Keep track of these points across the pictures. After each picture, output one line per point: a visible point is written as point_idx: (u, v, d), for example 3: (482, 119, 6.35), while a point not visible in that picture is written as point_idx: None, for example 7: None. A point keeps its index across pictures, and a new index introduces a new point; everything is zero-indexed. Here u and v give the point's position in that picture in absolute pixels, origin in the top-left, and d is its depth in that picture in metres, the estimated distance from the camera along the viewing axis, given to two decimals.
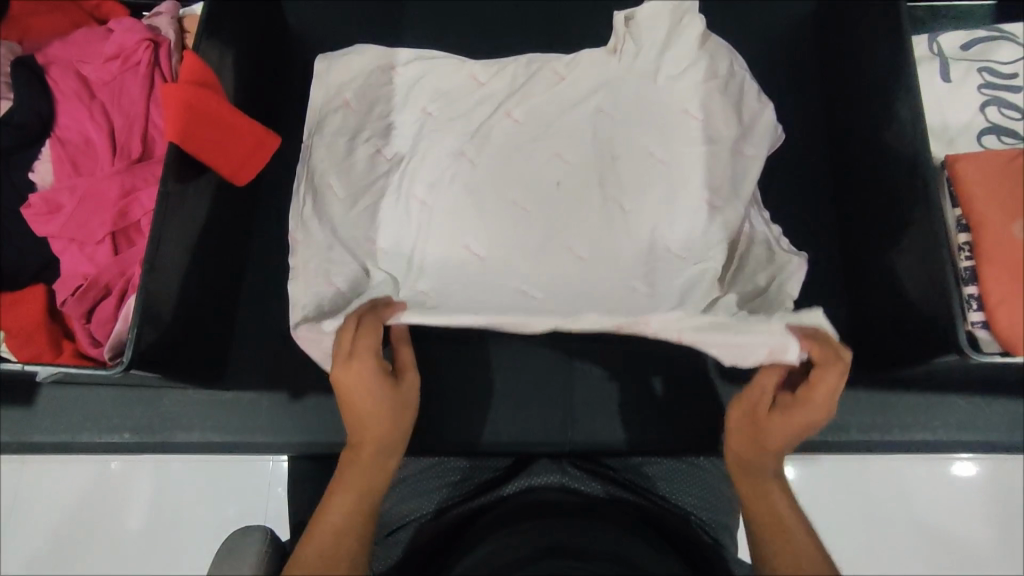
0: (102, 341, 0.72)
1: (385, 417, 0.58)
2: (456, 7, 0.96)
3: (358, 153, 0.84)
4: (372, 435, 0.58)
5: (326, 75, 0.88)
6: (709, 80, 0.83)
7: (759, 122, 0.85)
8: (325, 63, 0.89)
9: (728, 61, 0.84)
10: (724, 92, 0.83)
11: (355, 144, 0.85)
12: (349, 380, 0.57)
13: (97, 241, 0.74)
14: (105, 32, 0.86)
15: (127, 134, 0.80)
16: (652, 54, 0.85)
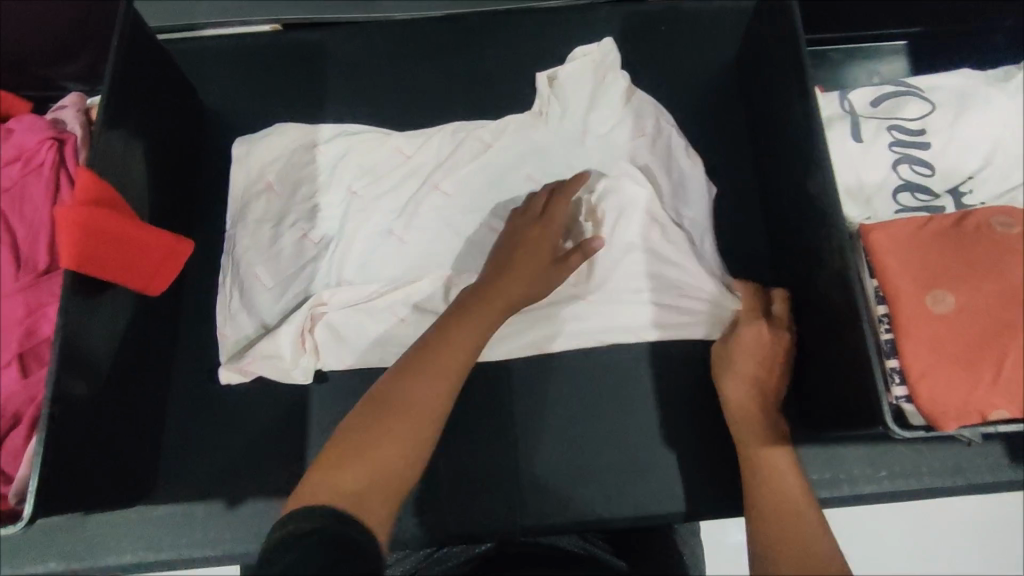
0: (12, 474, 0.67)
1: (537, 280, 0.72)
2: (378, 77, 0.95)
3: (284, 240, 0.82)
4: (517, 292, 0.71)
5: (246, 159, 0.86)
6: (638, 140, 0.85)
7: (689, 178, 0.86)
8: (244, 147, 0.86)
9: (654, 117, 0.86)
10: (652, 150, 0.85)
11: (280, 232, 0.82)
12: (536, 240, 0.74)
13: (4, 364, 0.70)
14: (4, 130, 0.82)
15: (32, 243, 0.76)
16: (578, 116, 0.85)
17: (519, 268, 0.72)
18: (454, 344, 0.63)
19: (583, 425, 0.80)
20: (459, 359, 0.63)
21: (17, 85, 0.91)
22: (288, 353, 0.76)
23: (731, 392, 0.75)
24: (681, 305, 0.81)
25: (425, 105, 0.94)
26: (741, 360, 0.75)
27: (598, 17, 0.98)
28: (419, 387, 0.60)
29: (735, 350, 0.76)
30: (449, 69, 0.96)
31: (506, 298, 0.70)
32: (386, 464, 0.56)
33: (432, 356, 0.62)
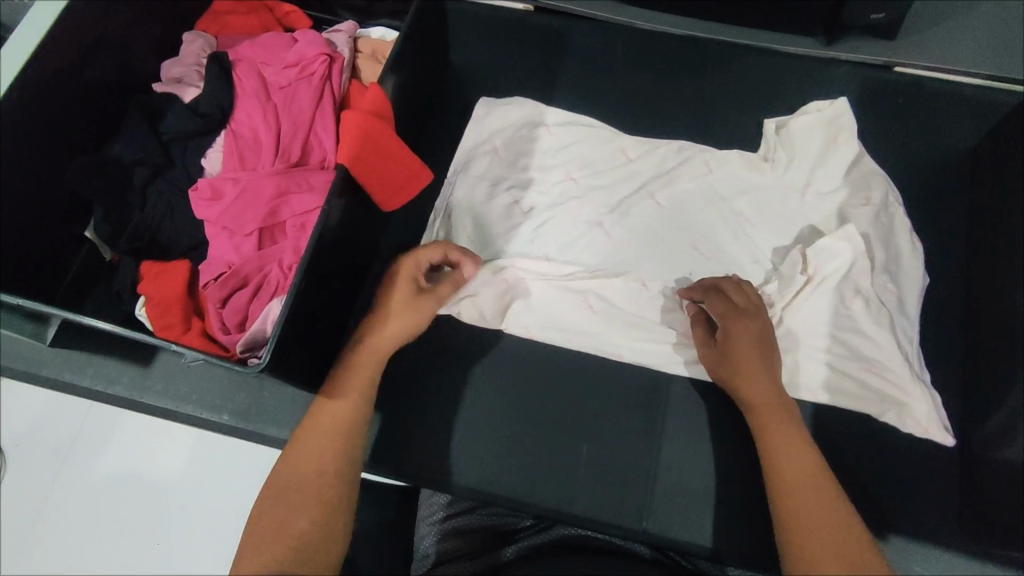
0: (230, 329, 0.76)
1: (403, 315, 0.69)
2: (612, 78, 1.00)
3: (497, 200, 0.88)
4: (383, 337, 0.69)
5: (483, 120, 0.92)
6: (860, 208, 0.84)
7: (903, 257, 0.83)
8: (484, 109, 0.93)
9: (882, 189, 0.85)
10: (875, 221, 0.83)
11: (496, 191, 0.88)
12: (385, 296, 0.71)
13: (246, 234, 0.78)
14: (290, 40, 0.93)
15: (291, 138, 0.85)
16: (805, 168, 0.87)
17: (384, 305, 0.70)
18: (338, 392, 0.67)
19: (729, 455, 0.78)
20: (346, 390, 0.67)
21: (304, 6, 1.03)
22: (484, 296, 0.82)
23: (742, 394, 0.71)
24: (866, 379, 0.78)
25: (647, 114, 0.98)
26: (746, 358, 0.71)
27: (837, 75, 0.98)
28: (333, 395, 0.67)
29: (730, 352, 0.72)
30: (677, 87, 0.99)
31: (385, 347, 0.69)
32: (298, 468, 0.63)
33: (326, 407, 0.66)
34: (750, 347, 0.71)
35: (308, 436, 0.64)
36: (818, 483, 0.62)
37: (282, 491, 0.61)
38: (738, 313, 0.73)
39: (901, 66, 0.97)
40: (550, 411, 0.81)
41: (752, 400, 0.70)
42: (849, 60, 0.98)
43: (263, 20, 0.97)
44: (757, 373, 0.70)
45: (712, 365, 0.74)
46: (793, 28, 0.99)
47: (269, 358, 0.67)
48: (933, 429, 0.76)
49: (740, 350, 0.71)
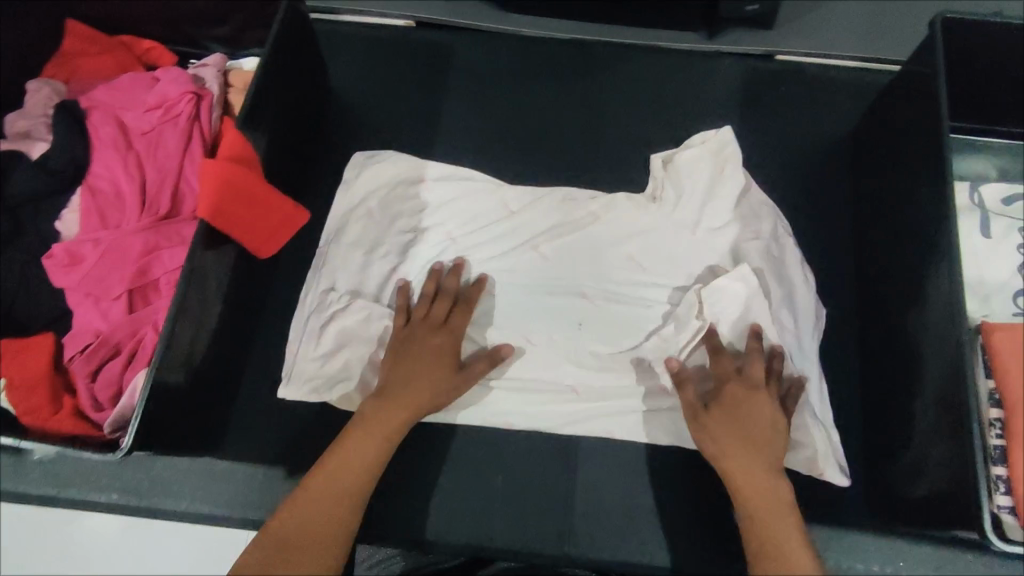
0: (104, 404, 0.70)
1: (443, 388, 0.74)
2: (501, 88, 0.98)
3: (374, 270, 0.84)
4: (413, 402, 0.72)
5: (354, 183, 0.89)
6: (751, 242, 0.85)
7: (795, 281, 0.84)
8: (355, 171, 0.90)
9: (771, 222, 0.86)
10: (765, 255, 0.84)
11: (371, 259, 0.85)
12: (425, 355, 0.74)
13: (114, 298, 0.73)
14: (151, 80, 0.87)
15: (159, 189, 0.79)
16: (693, 191, 0.87)
17: (417, 376, 0.73)
18: (361, 444, 0.69)
19: (640, 464, 0.80)
20: (377, 446, 0.70)
21: (166, 39, 0.96)
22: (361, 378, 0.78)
23: (727, 470, 0.68)
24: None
25: (538, 124, 0.96)
26: (735, 434, 0.69)
27: (721, 67, 0.99)
28: (360, 451, 0.69)
29: (721, 423, 0.69)
30: (566, 94, 0.98)
31: (412, 412, 0.72)
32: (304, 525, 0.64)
33: (346, 457, 0.68)
34: (745, 425, 0.69)
35: (324, 493, 0.66)
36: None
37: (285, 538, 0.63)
38: (738, 385, 0.71)
39: (783, 55, 0.98)
40: (461, 445, 0.81)
41: (737, 478, 0.68)
42: (732, 53, 0.99)
43: (119, 60, 0.90)
44: (739, 456, 0.68)
45: (694, 430, 0.71)
46: (674, 24, 0.99)
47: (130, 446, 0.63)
48: (821, 464, 0.74)
49: (735, 426, 0.69)
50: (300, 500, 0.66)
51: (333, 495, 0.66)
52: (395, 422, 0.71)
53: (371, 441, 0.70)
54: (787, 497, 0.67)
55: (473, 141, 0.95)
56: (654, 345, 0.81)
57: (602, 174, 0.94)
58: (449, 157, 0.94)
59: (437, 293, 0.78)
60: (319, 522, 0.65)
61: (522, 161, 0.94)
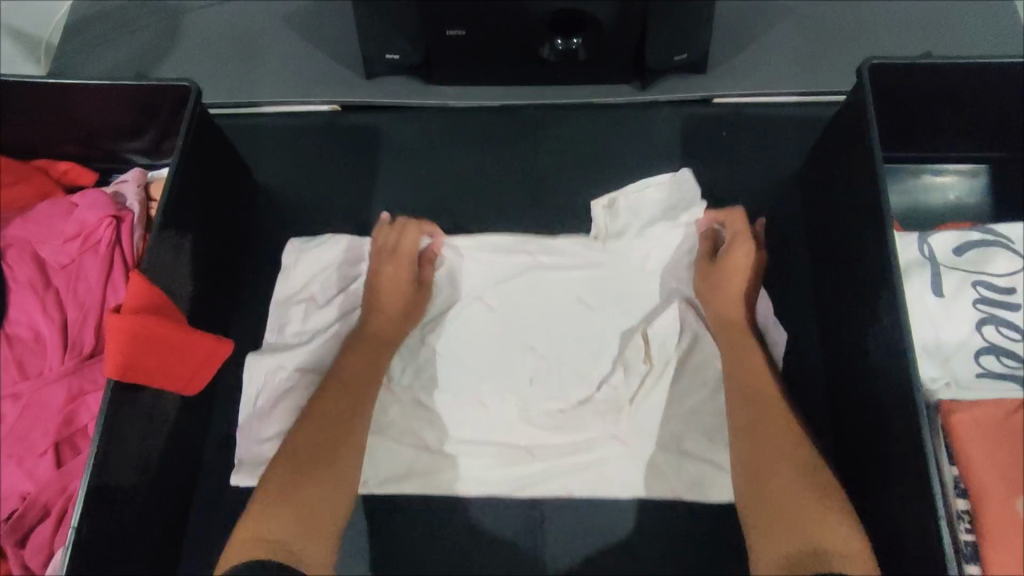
0: (37, 570, 0.67)
1: (415, 311, 0.80)
2: (433, 164, 0.94)
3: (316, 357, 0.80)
4: (387, 324, 0.78)
5: (292, 268, 0.85)
6: None
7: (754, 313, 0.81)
8: (293, 254, 0.86)
9: None
10: None
11: (315, 337, 0.82)
12: (390, 281, 0.80)
13: (39, 453, 0.70)
14: (68, 206, 0.84)
15: (81, 325, 0.77)
16: (640, 225, 0.84)
17: (386, 305, 0.79)
18: (348, 372, 0.74)
19: (610, 556, 0.76)
20: (364, 365, 0.76)
21: (83, 156, 0.93)
22: None
23: (717, 318, 0.78)
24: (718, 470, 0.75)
25: (475, 199, 0.93)
26: (735, 273, 0.78)
27: (657, 117, 0.96)
28: (349, 374, 0.74)
29: (722, 270, 0.78)
30: (500, 162, 0.94)
31: (391, 335, 0.78)
32: (305, 448, 0.67)
33: (337, 387, 0.73)
34: (743, 275, 0.78)
35: (319, 407, 0.71)
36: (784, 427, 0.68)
37: (294, 461, 0.66)
38: (737, 235, 0.80)
39: (720, 98, 0.95)
40: (420, 558, 0.76)
41: (732, 298, 0.78)
42: (668, 101, 0.96)
43: (36, 188, 0.88)
44: (736, 271, 0.78)
45: (699, 281, 0.80)
46: (604, 78, 0.96)
47: None
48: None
49: (736, 272, 0.78)
50: (300, 432, 0.69)
51: (331, 416, 0.70)
52: (372, 351, 0.77)
53: (355, 368, 0.75)
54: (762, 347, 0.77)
55: None
56: (609, 398, 0.78)
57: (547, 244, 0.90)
58: None
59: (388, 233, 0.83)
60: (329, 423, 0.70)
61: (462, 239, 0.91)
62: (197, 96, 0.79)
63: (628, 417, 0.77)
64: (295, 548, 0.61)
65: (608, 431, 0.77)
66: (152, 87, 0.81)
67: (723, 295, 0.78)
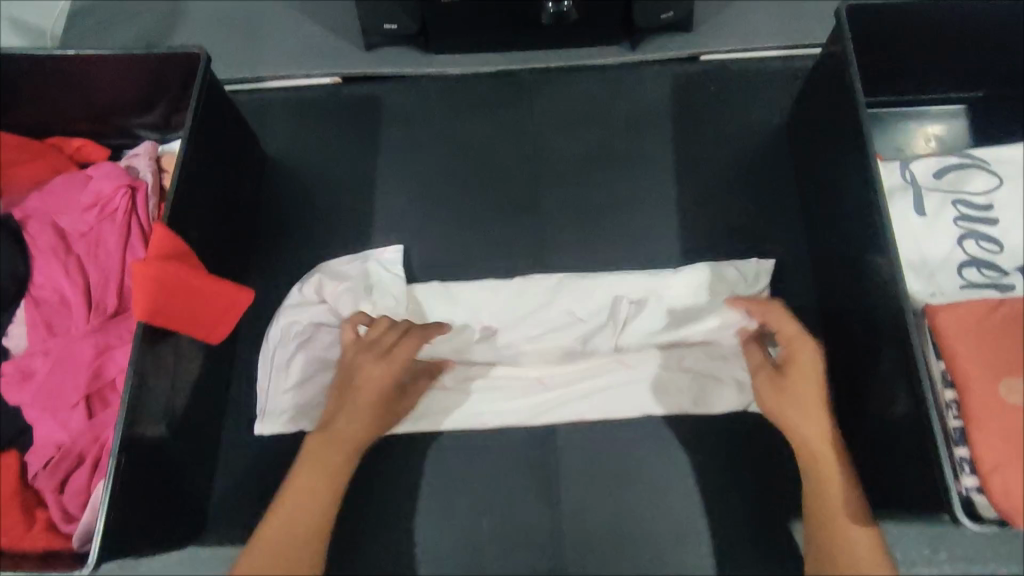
0: (75, 514, 0.70)
1: (386, 419, 0.74)
2: (434, 128, 0.97)
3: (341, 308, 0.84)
4: (355, 428, 0.71)
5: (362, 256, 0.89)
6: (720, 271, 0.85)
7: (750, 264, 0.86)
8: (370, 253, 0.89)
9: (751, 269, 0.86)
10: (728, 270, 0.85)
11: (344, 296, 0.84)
12: (370, 387, 0.72)
13: (71, 406, 0.72)
14: (84, 177, 0.86)
15: (104, 287, 0.79)
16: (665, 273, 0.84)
17: (372, 410, 0.73)
18: (327, 458, 0.70)
19: (621, 484, 0.80)
20: (347, 452, 0.71)
21: (95, 134, 0.97)
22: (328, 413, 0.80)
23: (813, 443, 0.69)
24: (710, 380, 0.80)
25: (476, 160, 0.96)
26: (808, 364, 0.71)
27: (648, 74, 0.99)
28: (310, 479, 0.68)
29: (804, 371, 0.71)
30: (499, 123, 0.98)
31: (357, 439, 0.71)
32: (260, 564, 0.63)
33: (310, 471, 0.69)
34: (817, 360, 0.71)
35: (281, 513, 0.67)
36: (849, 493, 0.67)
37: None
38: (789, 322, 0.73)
39: (706, 55, 0.99)
40: (443, 492, 0.81)
41: (815, 388, 0.71)
42: (657, 59, 1.00)
43: (51, 163, 0.90)
44: (810, 394, 0.70)
45: (772, 394, 0.72)
46: (595, 40, 1.00)
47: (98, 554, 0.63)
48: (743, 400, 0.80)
49: (813, 358, 0.71)
50: (261, 541, 0.65)
51: (290, 522, 0.66)
52: (341, 457, 0.70)
53: (317, 477, 0.69)
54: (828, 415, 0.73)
55: (413, 187, 0.94)
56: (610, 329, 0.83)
57: (547, 200, 0.93)
58: (392, 206, 0.93)
59: (378, 329, 0.75)
60: (302, 513, 0.67)
61: (465, 198, 0.93)
62: (207, 63, 0.82)
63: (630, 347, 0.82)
64: None
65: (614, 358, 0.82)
66: (162, 56, 0.83)
67: (811, 419, 0.70)
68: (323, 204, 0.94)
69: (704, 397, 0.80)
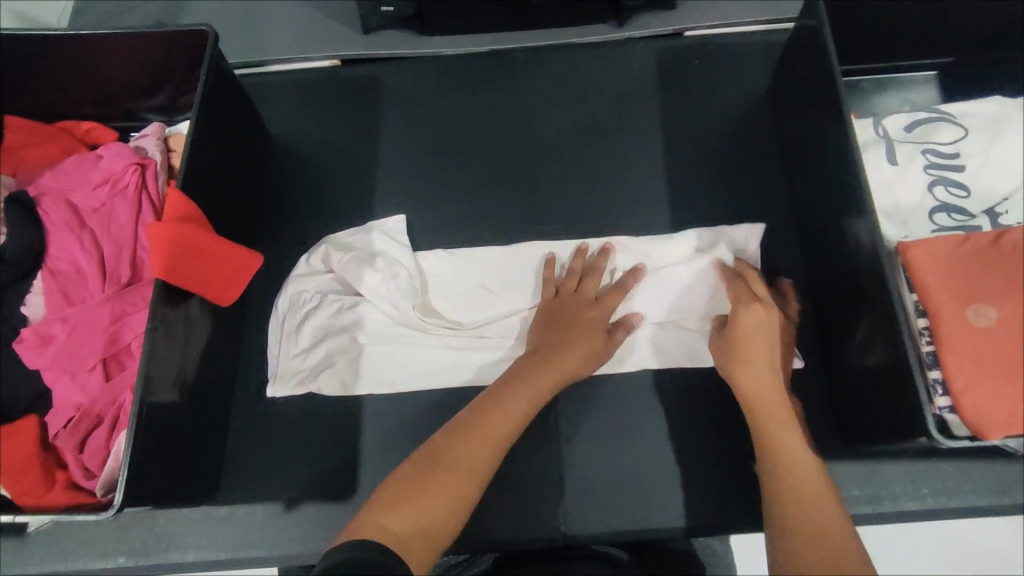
0: (95, 471, 0.74)
1: (592, 357, 0.79)
2: (430, 106, 1.01)
3: (345, 277, 0.86)
4: (569, 363, 0.77)
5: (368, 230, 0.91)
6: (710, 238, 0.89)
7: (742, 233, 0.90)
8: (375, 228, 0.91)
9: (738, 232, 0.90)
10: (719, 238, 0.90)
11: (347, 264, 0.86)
12: (585, 324, 0.80)
13: (89, 368, 0.75)
14: (96, 157, 0.90)
15: (117, 258, 0.83)
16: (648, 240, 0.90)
17: (574, 348, 0.78)
18: (500, 419, 0.70)
19: (620, 434, 0.84)
20: (516, 419, 0.71)
21: (103, 117, 1.00)
22: (337, 375, 0.84)
23: (765, 409, 0.73)
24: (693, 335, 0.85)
25: (473, 135, 0.99)
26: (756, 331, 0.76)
27: (634, 51, 1.03)
28: (514, 399, 0.72)
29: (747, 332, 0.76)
30: (492, 99, 1.01)
31: (561, 376, 0.76)
32: (461, 465, 0.65)
33: (481, 429, 0.69)
34: (769, 324, 0.77)
35: (483, 423, 0.69)
36: (814, 470, 0.69)
37: (436, 472, 0.64)
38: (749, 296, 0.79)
39: (689, 31, 1.03)
40: None
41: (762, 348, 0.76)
42: (643, 36, 1.04)
43: (63, 145, 0.93)
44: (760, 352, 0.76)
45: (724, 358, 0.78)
46: (582, 20, 1.04)
47: (121, 500, 0.66)
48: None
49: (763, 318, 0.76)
50: (455, 442, 0.67)
51: (479, 430, 0.69)
52: (545, 385, 0.75)
53: (527, 398, 0.73)
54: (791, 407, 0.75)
55: (412, 161, 0.98)
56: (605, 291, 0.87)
57: (542, 171, 0.97)
58: (392, 179, 0.96)
59: (567, 276, 0.85)
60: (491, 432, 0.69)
61: (463, 171, 0.97)
62: (215, 40, 0.85)
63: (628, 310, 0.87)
64: (410, 547, 0.58)
65: None
66: (168, 36, 0.86)
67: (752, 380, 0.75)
68: (326, 179, 0.97)
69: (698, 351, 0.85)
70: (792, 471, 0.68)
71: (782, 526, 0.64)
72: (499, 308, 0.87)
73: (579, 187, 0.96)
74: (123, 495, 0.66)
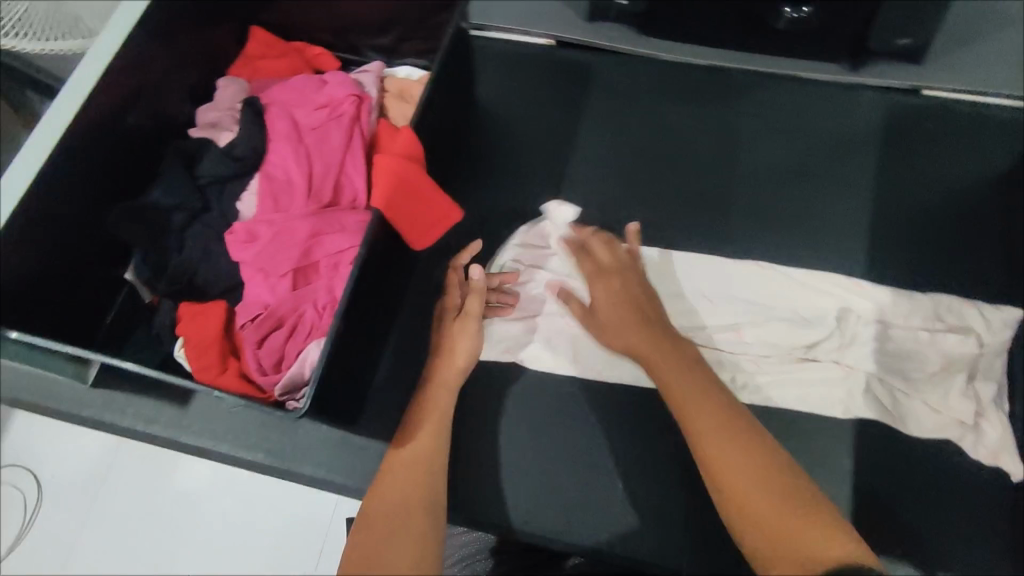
0: (267, 370, 0.78)
1: (467, 345, 0.79)
2: (637, 105, 1.00)
3: (563, 259, 0.89)
4: (439, 375, 0.77)
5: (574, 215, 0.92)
6: (968, 311, 0.84)
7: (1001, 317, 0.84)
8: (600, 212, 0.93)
9: (1001, 314, 0.84)
10: (970, 310, 0.84)
11: (566, 244, 0.90)
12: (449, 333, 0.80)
13: (281, 274, 0.79)
14: (320, 80, 0.93)
15: (324, 179, 0.86)
16: (884, 295, 0.86)
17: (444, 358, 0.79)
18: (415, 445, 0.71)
19: None
20: (429, 440, 0.71)
21: (330, 46, 1.06)
22: (544, 348, 0.85)
23: (686, 412, 0.67)
24: (922, 408, 0.81)
25: (672, 146, 0.97)
26: (613, 301, 0.80)
27: (863, 99, 0.97)
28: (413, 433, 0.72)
29: (598, 302, 0.81)
30: (700, 113, 0.99)
31: (447, 386, 0.77)
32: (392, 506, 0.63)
33: (390, 477, 0.67)
34: (606, 289, 0.81)
35: (397, 460, 0.69)
36: (756, 465, 0.61)
37: (374, 514, 0.63)
38: (599, 269, 0.83)
39: (929, 90, 0.95)
40: (584, 446, 0.82)
41: (638, 323, 0.77)
42: (876, 85, 0.96)
43: (293, 62, 0.99)
44: (643, 340, 0.75)
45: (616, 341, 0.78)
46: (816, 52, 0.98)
47: (305, 408, 0.71)
48: (946, 436, 0.80)
49: (596, 282, 0.82)
50: (380, 487, 0.66)
51: (404, 468, 0.68)
52: (436, 408, 0.75)
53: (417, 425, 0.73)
54: (711, 390, 0.69)
55: (605, 157, 0.97)
56: (784, 333, 0.84)
57: (734, 199, 0.93)
58: (582, 171, 0.96)
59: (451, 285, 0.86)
60: (412, 467, 0.68)
61: (654, 178, 0.95)
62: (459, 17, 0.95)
63: (848, 361, 0.83)
64: None
65: (782, 362, 0.83)
66: None
67: (662, 369, 0.72)
68: (521, 152, 0.98)
69: (915, 427, 0.80)
70: (728, 467, 0.62)
71: (742, 535, 0.59)
72: (725, 318, 0.85)
73: (771, 224, 0.92)
74: (307, 404, 0.71)
